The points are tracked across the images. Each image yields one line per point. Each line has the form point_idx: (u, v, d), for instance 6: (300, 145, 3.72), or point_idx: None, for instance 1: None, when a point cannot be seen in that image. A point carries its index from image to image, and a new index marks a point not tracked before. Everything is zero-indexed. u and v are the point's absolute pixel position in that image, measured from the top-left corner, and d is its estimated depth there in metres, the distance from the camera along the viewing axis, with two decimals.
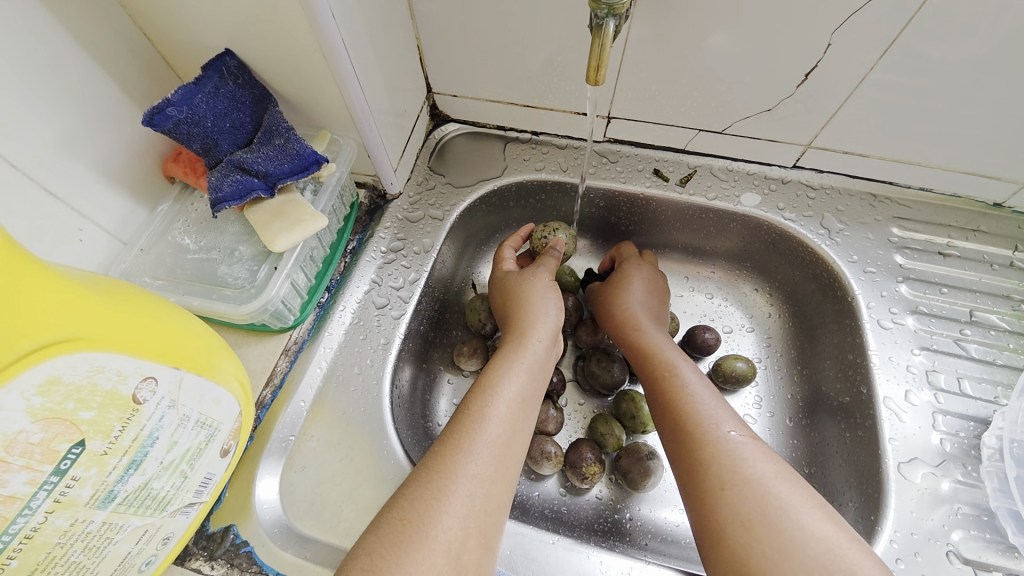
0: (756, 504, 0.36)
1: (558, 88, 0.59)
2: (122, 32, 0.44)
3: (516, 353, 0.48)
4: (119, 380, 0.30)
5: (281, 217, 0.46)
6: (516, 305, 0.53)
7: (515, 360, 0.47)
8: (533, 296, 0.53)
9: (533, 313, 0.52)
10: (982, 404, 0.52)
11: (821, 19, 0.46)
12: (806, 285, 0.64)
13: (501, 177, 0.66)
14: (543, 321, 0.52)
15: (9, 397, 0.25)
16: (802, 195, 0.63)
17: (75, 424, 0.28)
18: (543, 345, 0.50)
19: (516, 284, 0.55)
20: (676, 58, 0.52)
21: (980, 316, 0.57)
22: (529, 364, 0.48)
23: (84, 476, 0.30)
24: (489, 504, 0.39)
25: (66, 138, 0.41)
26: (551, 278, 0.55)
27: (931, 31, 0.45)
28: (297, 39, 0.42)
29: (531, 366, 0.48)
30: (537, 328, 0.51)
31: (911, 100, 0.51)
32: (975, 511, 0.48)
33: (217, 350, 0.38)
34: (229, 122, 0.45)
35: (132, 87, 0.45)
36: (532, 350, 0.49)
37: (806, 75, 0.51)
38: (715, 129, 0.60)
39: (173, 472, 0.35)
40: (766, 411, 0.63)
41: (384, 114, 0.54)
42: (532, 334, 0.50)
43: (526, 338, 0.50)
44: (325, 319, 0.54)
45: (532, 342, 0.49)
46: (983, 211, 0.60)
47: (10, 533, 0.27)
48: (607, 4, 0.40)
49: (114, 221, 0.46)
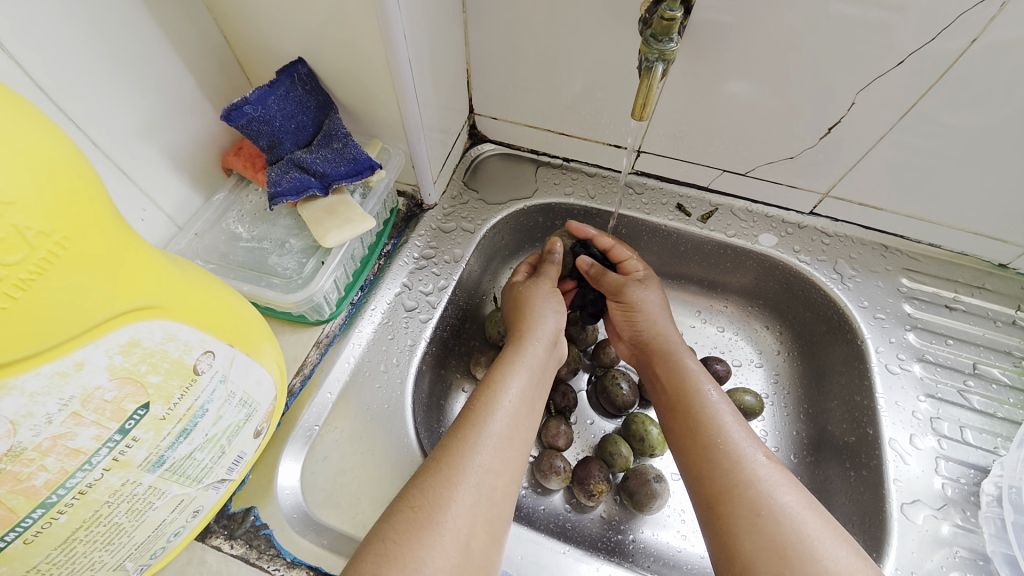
0: (767, 530, 0.37)
1: (594, 120, 0.63)
2: (207, 34, 0.47)
3: (519, 354, 0.50)
4: (185, 350, 0.32)
5: (332, 215, 0.49)
6: (519, 311, 0.55)
7: (516, 360, 0.49)
8: (538, 300, 0.55)
9: (539, 317, 0.54)
10: (983, 453, 0.54)
11: (848, 80, 0.50)
12: (816, 325, 0.66)
13: (531, 198, 0.69)
14: (544, 327, 0.53)
15: (95, 353, 0.27)
16: (817, 240, 0.66)
17: (144, 386, 0.30)
18: (541, 346, 0.51)
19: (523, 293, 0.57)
20: (708, 104, 0.56)
21: (983, 368, 0.59)
22: (529, 364, 0.49)
23: (142, 438, 0.31)
24: (495, 496, 0.40)
25: (144, 124, 0.44)
26: (551, 286, 0.58)
27: (946, 100, 0.49)
28: (368, 53, 0.46)
29: (533, 367, 0.49)
30: (539, 330, 0.52)
31: (926, 160, 0.54)
32: (972, 555, 0.49)
33: (262, 333, 0.40)
34: (295, 123, 0.48)
35: (207, 83, 0.49)
36: (532, 351, 0.50)
37: (829, 130, 0.55)
38: (738, 171, 0.64)
39: (214, 446, 0.37)
40: (771, 446, 0.64)
41: (432, 130, 0.57)
42: (532, 334, 0.52)
43: (528, 339, 0.51)
44: (356, 316, 0.56)
45: (530, 343, 0.51)
46: (989, 270, 0.63)
47: (67, 486, 0.29)
48: (658, 50, 0.44)
49: (173, 205, 0.48)
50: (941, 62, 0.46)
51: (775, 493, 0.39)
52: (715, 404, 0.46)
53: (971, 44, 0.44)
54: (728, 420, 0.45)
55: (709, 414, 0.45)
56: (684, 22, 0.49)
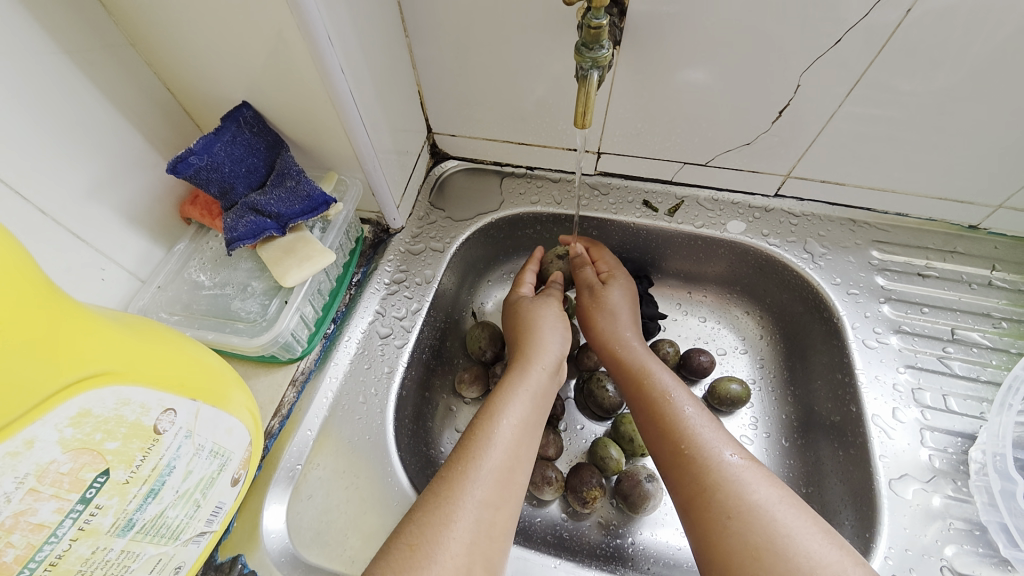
0: (738, 532, 0.38)
1: (550, 127, 0.63)
2: (151, 87, 0.48)
3: (522, 380, 0.50)
4: (142, 413, 0.32)
5: (291, 254, 0.49)
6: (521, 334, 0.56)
7: (517, 387, 0.49)
8: (535, 323, 0.56)
9: (541, 341, 0.54)
10: (968, 420, 0.54)
11: (792, 62, 0.50)
12: (794, 306, 0.66)
13: (498, 210, 0.69)
14: (542, 350, 0.53)
15: (44, 429, 0.27)
16: (785, 222, 0.66)
17: (101, 453, 0.30)
18: (546, 373, 0.51)
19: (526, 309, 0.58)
20: (658, 98, 0.57)
21: (962, 334, 0.59)
22: (530, 390, 0.49)
23: (106, 504, 0.31)
24: (494, 531, 0.40)
25: (94, 185, 0.44)
26: (559, 308, 0.58)
27: (894, 68, 0.49)
28: (311, 91, 0.46)
29: (534, 393, 0.49)
30: (543, 356, 0.52)
31: (882, 130, 0.54)
32: (966, 525, 0.49)
33: (228, 381, 0.40)
34: (245, 167, 0.48)
35: (156, 136, 0.49)
36: (534, 377, 0.50)
37: (780, 112, 0.55)
38: (698, 161, 0.64)
39: (187, 501, 0.36)
40: (762, 432, 0.64)
41: (388, 156, 0.57)
42: (535, 360, 0.52)
43: (528, 363, 0.51)
44: (331, 349, 0.56)
45: (534, 370, 0.51)
46: (959, 233, 0.63)
47: (35, 561, 0.29)
48: (591, 58, 0.44)
49: (133, 260, 0.48)
50: (883, 31, 0.46)
51: (745, 492, 0.40)
52: (681, 407, 0.47)
53: (906, 15, 0.44)
54: (694, 420, 0.45)
55: (677, 419, 0.46)
56: (623, 23, 0.49)
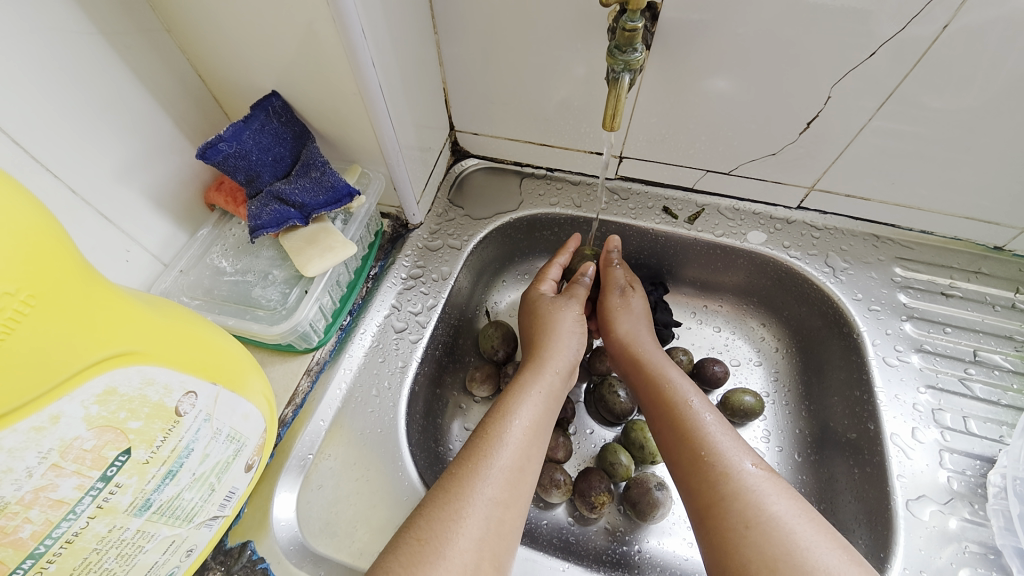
0: (755, 544, 0.37)
1: (573, 129, 0.63)
2: (182, 73, 0.48)
3: (533, 380, 0.50)
4: (165, 394, 0.32)
5: (314, 244, 0.50)
6: (540, 330, 0.56)
7: (530, 388, 0.49)
8: (556, 326, 0.55)
9: (553, 343, 0.54)
10: (988, 443, 0.53)
11: (824, 72, 0.49)
12: (813, 319, 0.65)
13: (517, 210, 0.69)
14: (559, 355, 0.53)
15: (71, 405, 0.27)
16: (807, 234, 0.65)
17: (124, 432, 0.30)
18: (559, 377, 0.51)
19: (546, 312, 0.57)
20: (685, 105, 0.56)
21: (984, 356, 0.58)
22: (543, 390, 0.49)
23: (126, 483, 0.32)
24: (503, 528, 0.40)
25: (123, 167, 0.44)
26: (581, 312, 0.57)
27: (925, 84, 0.48)
28: (340, 84, 0.46)
29: (546, 394, 0.49)
30: (555, 359, 0.52)
31: (911, 146, 0.54)
32: (981, 549, 0.48)
33: (247, 367, 0.40)
34: (272, 155, 0.49)
35: (185, 121, 0.49)
36: (547, 379, 0.50)
37: (807, 124, 0.55)
38: (721, 170, 0.63)
39: (202, 484, 0.37)
40: (775, 445, 0.64)
41: (411, 150, 0.57)
42: (549, 363, 0.52)
43: (542, 366, 0.51)
44: (346, 341, 0.56)
45: (548, 373, 0.51)
46: (984, 253, 0.62)
47: (53, 537, 0.29)
48: (623, 60, 0.44)
49: (157, 244, 0.49)
50: (916, 46, 0.45)
51: (765, 503, 0.39)
52: (699, 416, 0.46)
53: (943, 29, 0.44)
54: (713, 429, 0.45)
55: (695, 428, 0.45)
56: (653, 28, 0.49)
